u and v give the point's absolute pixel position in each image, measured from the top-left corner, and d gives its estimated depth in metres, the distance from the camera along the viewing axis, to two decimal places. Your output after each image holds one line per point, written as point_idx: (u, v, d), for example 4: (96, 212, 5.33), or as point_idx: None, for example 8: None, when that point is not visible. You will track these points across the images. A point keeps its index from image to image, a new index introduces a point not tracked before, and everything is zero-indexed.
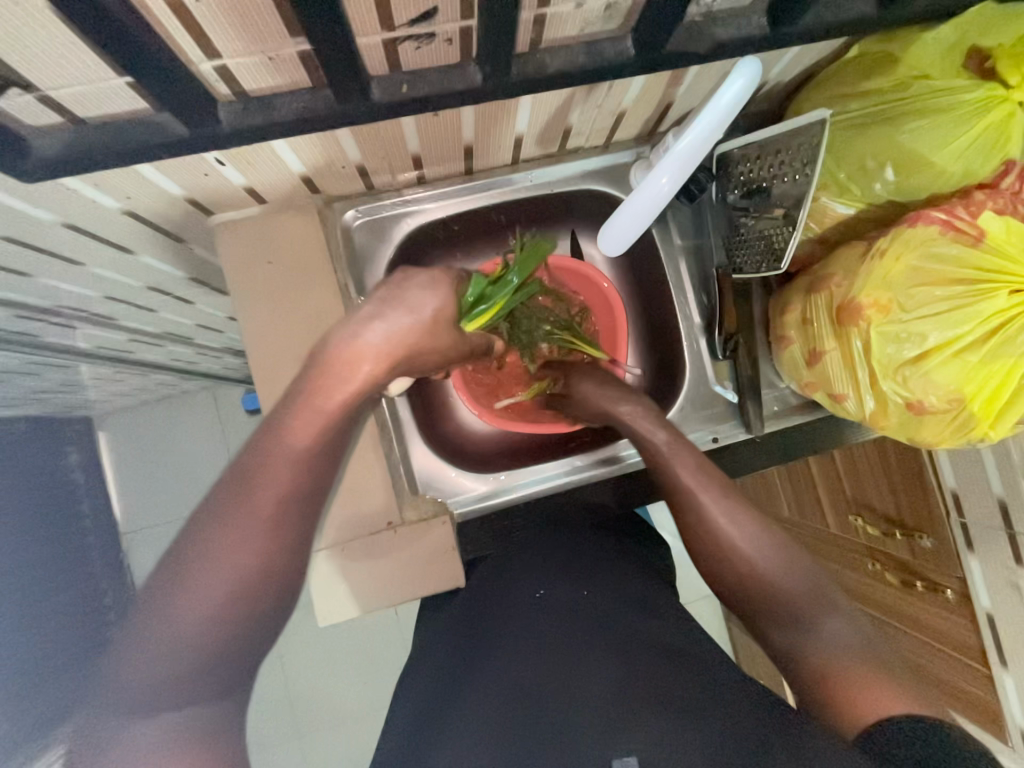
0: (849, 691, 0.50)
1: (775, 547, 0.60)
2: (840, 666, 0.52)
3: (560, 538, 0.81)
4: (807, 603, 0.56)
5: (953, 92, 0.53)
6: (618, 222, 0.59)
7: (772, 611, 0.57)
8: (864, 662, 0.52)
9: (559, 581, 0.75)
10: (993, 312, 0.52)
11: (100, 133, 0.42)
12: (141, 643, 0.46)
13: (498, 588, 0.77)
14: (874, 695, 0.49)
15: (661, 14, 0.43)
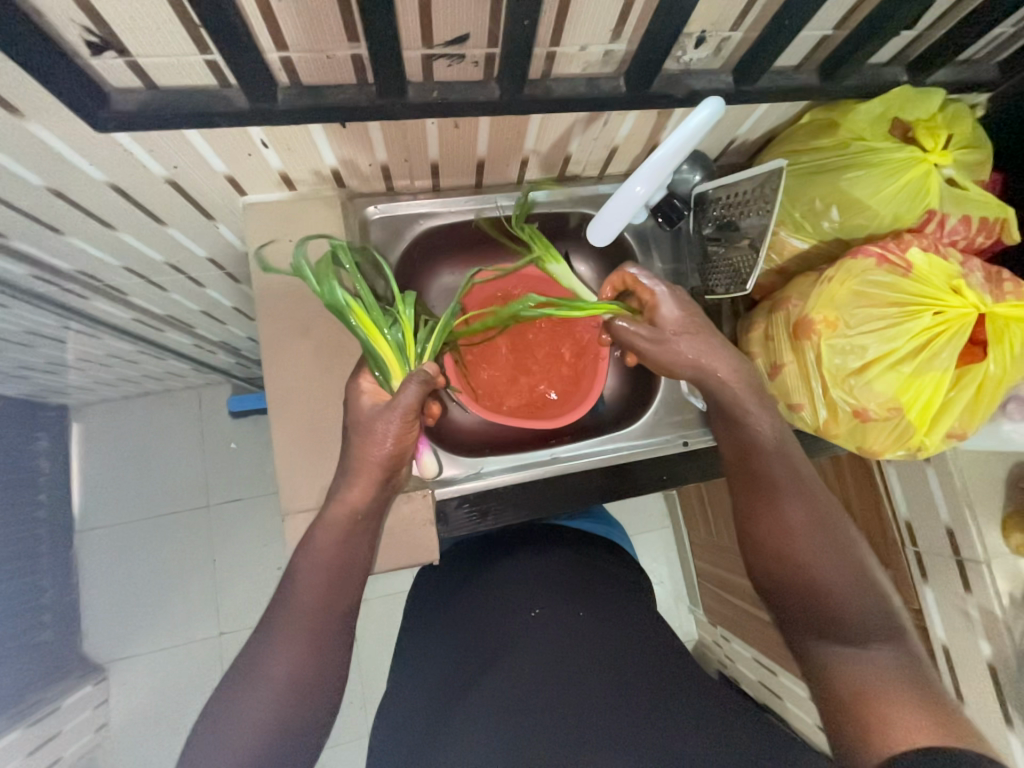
0: (885, 715, 0.52)
1: (846, 574, 0.60)
2: (871, 684, 0.54)
3: (556, 561, 0.84)
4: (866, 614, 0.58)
5: (886, 151, 0.64)
6: (603, 221, 0.67)
7: (813, 611, 0.59)
8: (898, 684, 0.54)
9: (556, 602, 0.76)
10: (921, 330, 0.61)
11: (169, 97, 0.49)
12: (243, 718, 0.53)
13: (498, 603, 0.78)
14: (903, 723, 0.51)
15: (646, 64, 0.54)
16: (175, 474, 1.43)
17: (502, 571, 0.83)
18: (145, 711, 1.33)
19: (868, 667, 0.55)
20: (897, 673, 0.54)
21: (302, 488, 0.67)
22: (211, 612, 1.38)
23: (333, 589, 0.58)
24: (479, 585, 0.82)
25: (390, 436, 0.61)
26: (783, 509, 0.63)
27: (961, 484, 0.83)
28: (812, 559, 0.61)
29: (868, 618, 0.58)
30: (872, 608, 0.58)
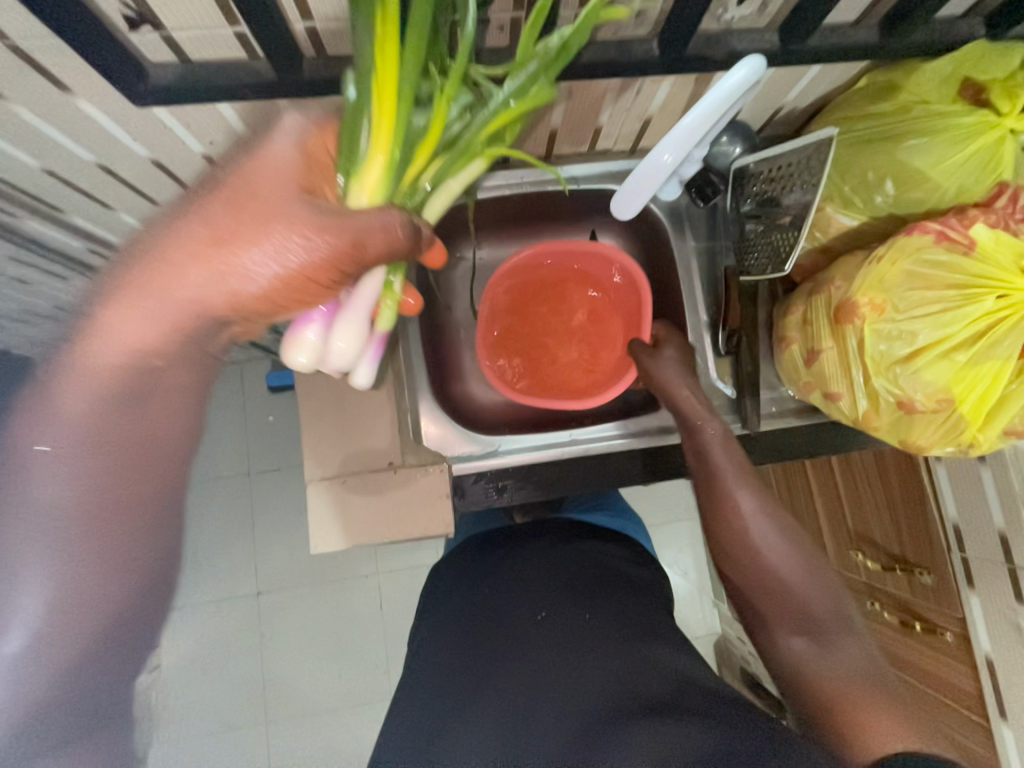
0: (859, 718, 0.52)
1: (809, 578, 0.61)
2: (841, 689, 0.54)
3: (565, 561, 0.83)
4: (827, 622, 0.59)
5: (953, 116, 0.57)
6: (627, 191, 0.64)
7: (784, 620, 0.60)
8: (867, 686, 0.54)
9: (562, 606, 0.74)
10: (981, 315, 0.55)
11: (202, 71, 0.50)
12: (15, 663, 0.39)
13: (503, 604, 0.77)
14: (876, 720, 0.51)
15: (683, 23, 0.50)
16: (218, 444, 1.52)
17: (506, 571, 0.82)
18: (191, 658, 1.44)
19: (828, 666, 0.56)
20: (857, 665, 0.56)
21: (324, 457, 0.69)
22: (250, 573, 1.48)
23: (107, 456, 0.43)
24: (485, 586, 0.81)
25: (315, 230, 0.45)
26: (740, 506, 0.64)
27: (1020, 487, 0.76)
28: (777, 566, 0.62)
29: (823, 613, 0.60)
30: (825, 601, 0.60)
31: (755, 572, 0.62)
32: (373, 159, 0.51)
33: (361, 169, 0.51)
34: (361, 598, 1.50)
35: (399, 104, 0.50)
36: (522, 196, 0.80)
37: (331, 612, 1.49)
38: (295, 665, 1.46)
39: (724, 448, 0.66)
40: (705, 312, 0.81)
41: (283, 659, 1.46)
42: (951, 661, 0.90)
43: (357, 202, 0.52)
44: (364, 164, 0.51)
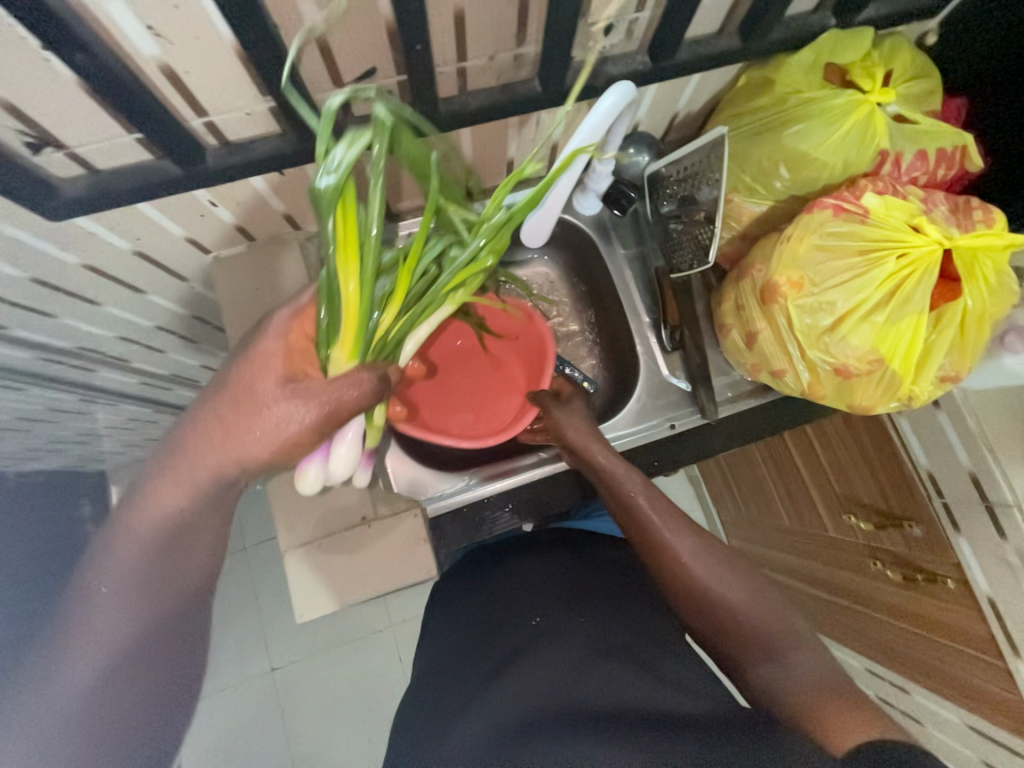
0: (824, 722, 0.51)
1: (749, 597, 0.63)
2: (805, 696, 0.54)
3: (565, 571, 0.82)
4: (777, 637, 0.60)
5: (825, 99, 0.62)
6: (535, 217, 0.70)
7: (741, 647, 0.60)
8: (827, 690, 0.54)
9: (557, 607, 0.74)
10: (887, 276, 0.58)
11: (110, 179, 0.52)
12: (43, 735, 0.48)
13: (502, 617, 0.76)
14: (842, 723, 0.50)
15: (556, 60, 0.54)
16: None
17: (502, 575, 0.83)
18: (210, 748, 1.39)
19: (789, 683, 0.55)
20: (815, 679, 0.55)
21: (294, 523, 0.69)
22: (258, 649, 1.44)
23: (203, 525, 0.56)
24: (483, 593, 0.81)
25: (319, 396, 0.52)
26: (674, 549, 0.66)
27: (976, 423, 0.80)
28: (714, 585, 0.64)
29: (773, 634, 0.60)
30: (772, 623, 0.61)
31: (707, 610, 0.63)
32: (348, 332, 0.54)
33: (339, 340, 0.54)
34: (377, 653, 1.46)
35: (368, 275, 0.53)
36: None
37: (348, 672, 1.45)
38: (319, 737, 1.41)
39: (634, 487, 0.69)
40: (646, 313, 0.83)
41: (306, 733, 1.41)
42: (954, 607, 0.88)
43: (338, 369, 0.55)
44: (333, 336, 0.54)
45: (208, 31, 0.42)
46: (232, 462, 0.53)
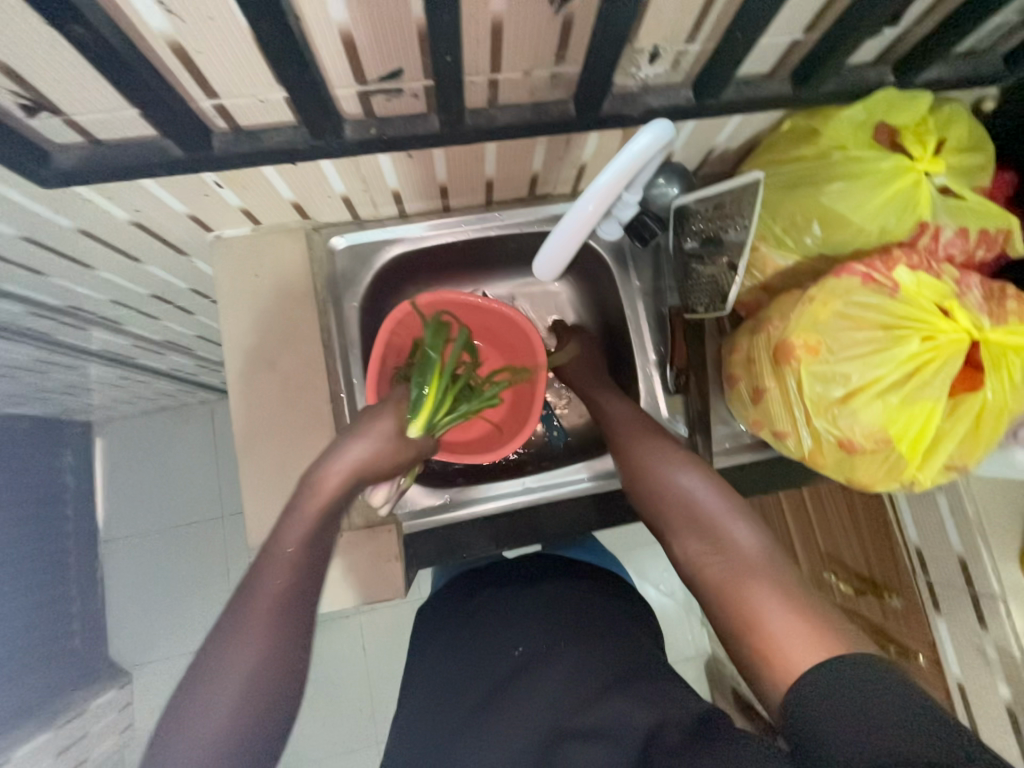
0: (749, 606, 0.51)
1: (709, 484, 0.61)
2: (749, 588, 0.52)
3: (548, 595, 0.74)
4: (721, 514, 0.59)
5: (870, 160, 0.59)
6: (554, 248, 0.62)
7: (690, 526, 0.59)
8: (765, 572, 0.53)
9: (540, 633, 0.68)
10: (909, 356, 0.55)
11: (109, 152, 0.49)
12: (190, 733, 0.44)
13: (484, 647, 0.70)
14: (769, 605, 0.50)
15: (594, 85, 0.51)
16: (187, 490, 1.48)
17: (484, 606, 0.75)
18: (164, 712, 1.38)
19: (729, 566, 0.55)
20: (754, 552, 0.55)
21: (266, 524, 0.68)
22: None
23: (276, 613, 0.49)
24: (479, 603, 0.76)
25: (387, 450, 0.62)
26: (635, 451, 0.67)
27: (973, 513, 0.76)
28: (675, 483, 0.63)
29: (722, 517, 0.58)
30: (721, 499, 0.60)
31: (658, 509, 0.63)
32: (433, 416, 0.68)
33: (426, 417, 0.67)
34: (342, 639, 1.45)
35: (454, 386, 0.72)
36: (466, 243, 0.80)
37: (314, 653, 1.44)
38: None
39: (614, 403, 0.73)
40: (653, 351, 0.81)
41: None
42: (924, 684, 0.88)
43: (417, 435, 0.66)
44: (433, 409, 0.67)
45: (224, 14, 0.39)
46: (306, 510, 0.55)
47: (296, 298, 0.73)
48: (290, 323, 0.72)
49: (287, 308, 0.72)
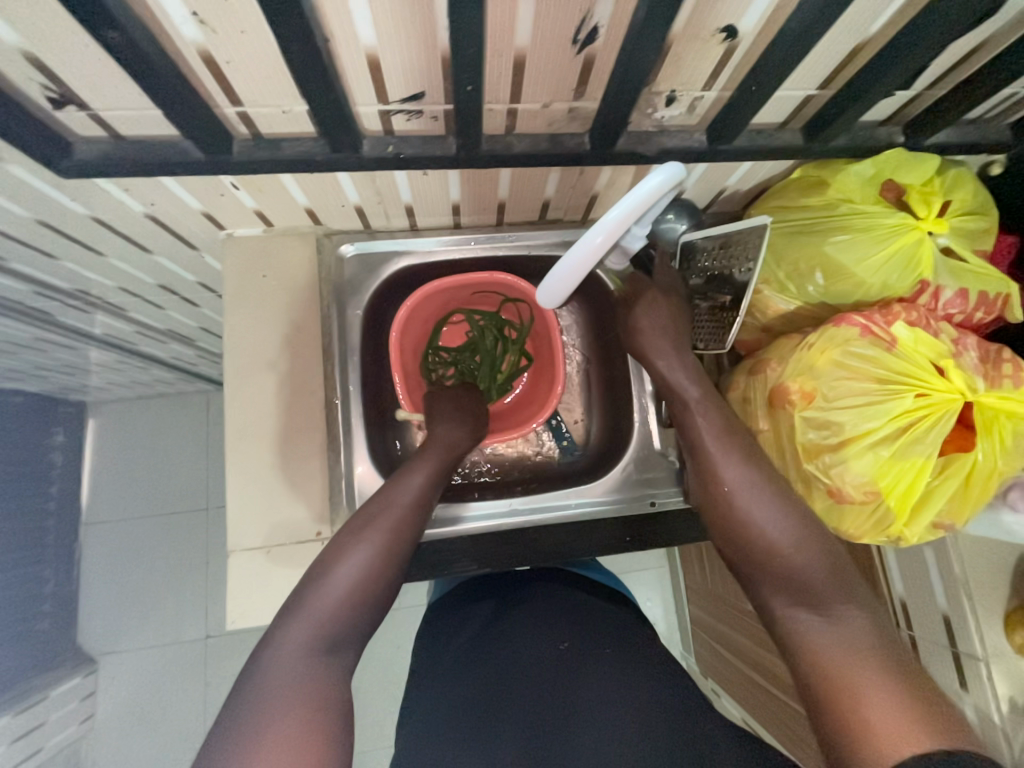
0: (858, 702, 0.43)
1: (803, 538, 0.54)
2: (842, 663, 0.46)
3: (574, 603, 0.75)
4: (824, 585, 0.51)
5: (876, 216, 0.60)
6: (555, 281, 0.61)
7: (778, 582, 0.53)
8: (873, 661, 0.45)
9: (582, 632, 0.69)
10: (902, 412, 0.55)
11: (130, 148, 0.50)
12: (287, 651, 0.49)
13: (516, 646, 0.68)
14: (888, 710, 0.41)
15: (609, 122, 0.52)
16: (175, 478, 1.47)
17: (518, 614, 0.73)
18: (128, 704, 1.35)
19: (835, 650, 0.47)
20: (867, 640, 0.47)
21: (248, 526, 0.67)
22: (199, 614, 1.40)
23: (404, 526, 0.58)
24: (503, 614, 0.74)
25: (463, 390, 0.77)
26: (722, 478, 0.60)
27: (960, 572, 0.75)
28: (757, 517, 0.56)
29: (828, 595, 0.51)
30: (826, 569, 0.52)
31: (748, 562, 0.56)
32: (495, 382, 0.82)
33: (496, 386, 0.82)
34: None
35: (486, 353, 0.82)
36: (474, 260, 0.81)
37: None
38: None
39: (698, 411, 0.64)
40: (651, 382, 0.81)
41: None
42: None
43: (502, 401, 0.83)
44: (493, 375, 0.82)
45: (255, 31, 0.40)
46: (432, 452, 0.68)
47: (301, 301, 0.73)
48: (293, 325, 0.73)
49: (291, 310, 0.73)
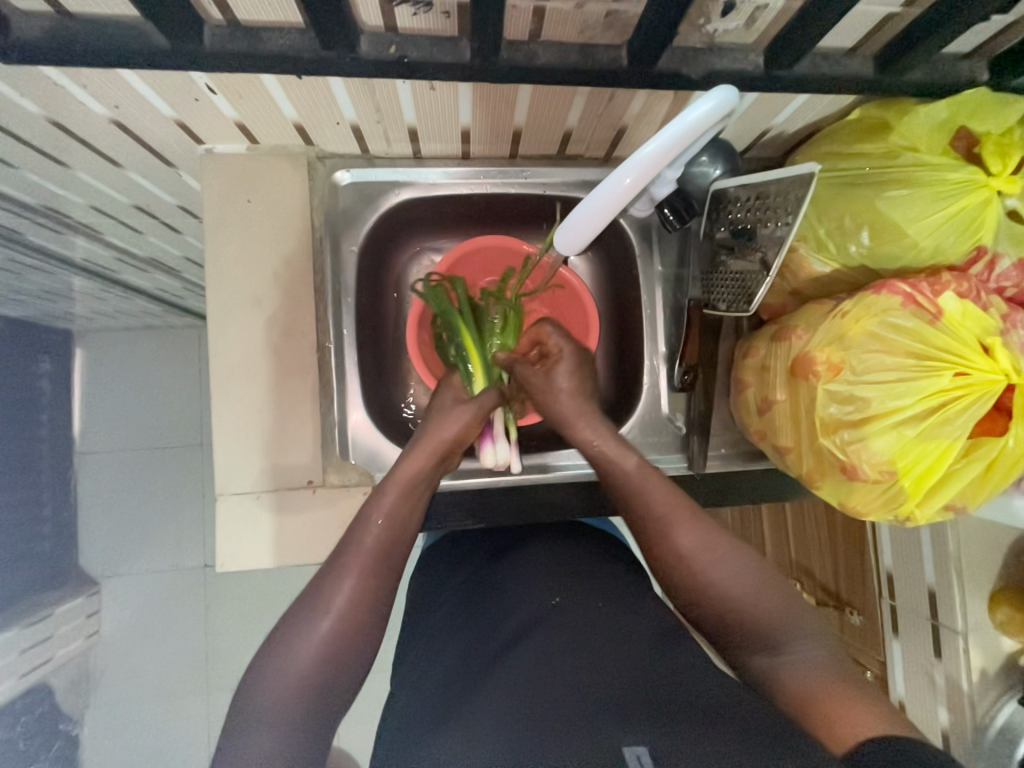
0: (826, 713, 0.47)
1: (748, 573, 0.57)
2: (807, 685, 0.49)
3: (568, 560, 0.72)
4: (778, 622, 0.54)
5: (941, 168, 0.53)
6: (577, 224, 0.54)
7: (733, 632, 0.56)
8: (832, 680, 0.49)
9: (576, 589, 0.65)
10: (936, 390, 0.52)
11: (81, 30, 0.42)
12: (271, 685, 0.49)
13: (506, 605, 0.65)
14: (847, 714, 0.46)
15: (654, 33, 0.44)
16: (166, 413, 1.44)
17: (511, 572, 0.70)
18: (131, 624, 1.41)
19: (787, 671, 0.51)
20: (820, 662, 0.51)
21: (237, 470, 0.65)
22: (196, 546, 1.43)
23: (389, 538, 0.59)
24: (490, 575, 0.71)
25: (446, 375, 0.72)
26: (680, 541, 0.60)
27: (956, 553, 0.75)
28: (707, 575, 0.58)
29: (776, 617, 0.55)
30: (777, 605, 0.55)
31: (704, 610, 0.57)
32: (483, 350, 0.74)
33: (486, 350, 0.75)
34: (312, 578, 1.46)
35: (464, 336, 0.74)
36: (483, 197, 0.73)
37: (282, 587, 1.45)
38: (238, 639, 1.41)
39: (651, 483, 0.62)
40: (664, 343, 0.76)
41: (225, 632, 1.41)
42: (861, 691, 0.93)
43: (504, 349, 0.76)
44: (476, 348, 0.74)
45: None
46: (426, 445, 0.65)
47: (291, 232, 0.67)
48: (282, 259, 0.66)
49: (281, 243, 0.66)
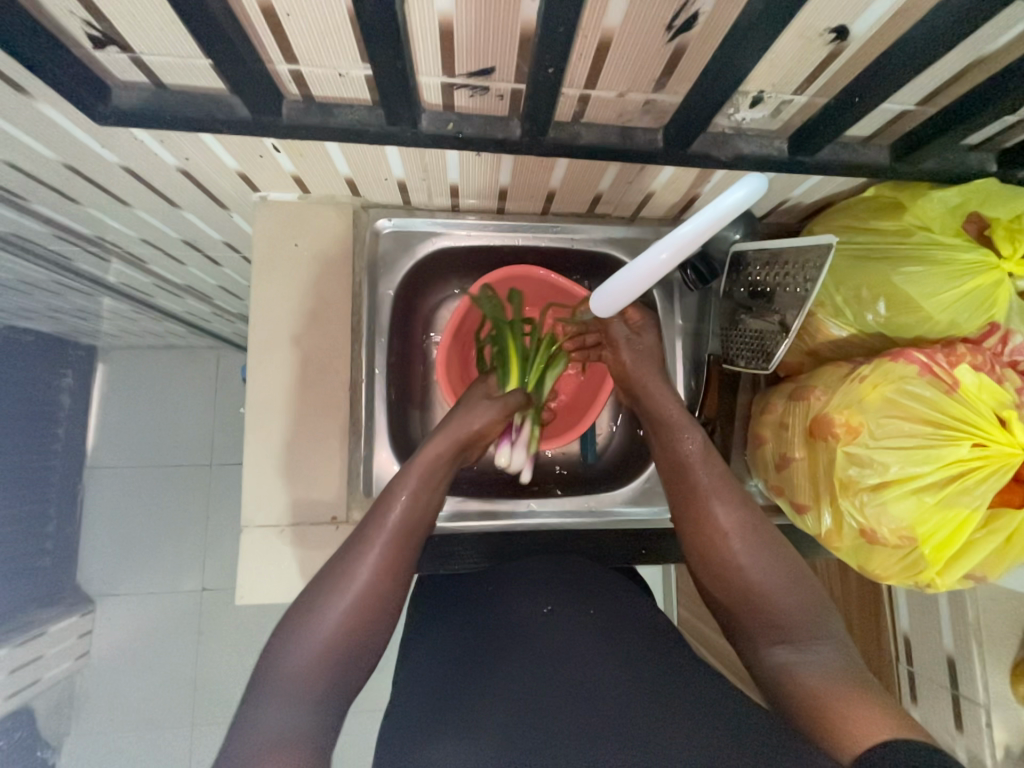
0: (838, 712, 0.47)
1: (771, 566, 0.58)
2: (820, 686, 0.49)
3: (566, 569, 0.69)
4: (800, 621, 0.54)
5: (954, 249, 0.56)
6: (611, 293, 0.56)
7: (754, 618, 0.56)
8: (845, 684, 0.49)
9: (572, 596, 0.63)
10: (955, 460, 0.53)
11: (172, 100, 0.47)
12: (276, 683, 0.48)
13: (501, 608, 0.64)
14: (859, 717, 0.46)
15: (690, 122, 0.48)
16: (180, 432, 1.46)
17: (510, 575, 0.69)
18: (124, 646, 1.38)
19: (805, 667, 0.51)
20: (836, 667, 0.51)
21: (263, 502, 0.66)
22: (197, 568, 1.42)
23: (397, 550, 0.57)
24: (487, 581, 0.70)
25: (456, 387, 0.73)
26: (719, 519, 0.60)
27: (975, 621, 0.74)
28: (739, 560, 0.58)
29: (797, 615, 0.55)
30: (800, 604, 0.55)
31: (727, 593, 0.58)
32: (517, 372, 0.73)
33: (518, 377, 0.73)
34: None
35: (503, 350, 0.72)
36: (514, 248, 0.77)
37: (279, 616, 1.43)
38: (229, 668, 1.38)
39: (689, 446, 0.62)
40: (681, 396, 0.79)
41: (219, 660, 1.38)
42: None
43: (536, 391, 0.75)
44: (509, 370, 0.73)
45: None
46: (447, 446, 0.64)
47: (332, 275, 0.70)
48: (321, 299, 0.70)
49: (322, 284, 0.70)
